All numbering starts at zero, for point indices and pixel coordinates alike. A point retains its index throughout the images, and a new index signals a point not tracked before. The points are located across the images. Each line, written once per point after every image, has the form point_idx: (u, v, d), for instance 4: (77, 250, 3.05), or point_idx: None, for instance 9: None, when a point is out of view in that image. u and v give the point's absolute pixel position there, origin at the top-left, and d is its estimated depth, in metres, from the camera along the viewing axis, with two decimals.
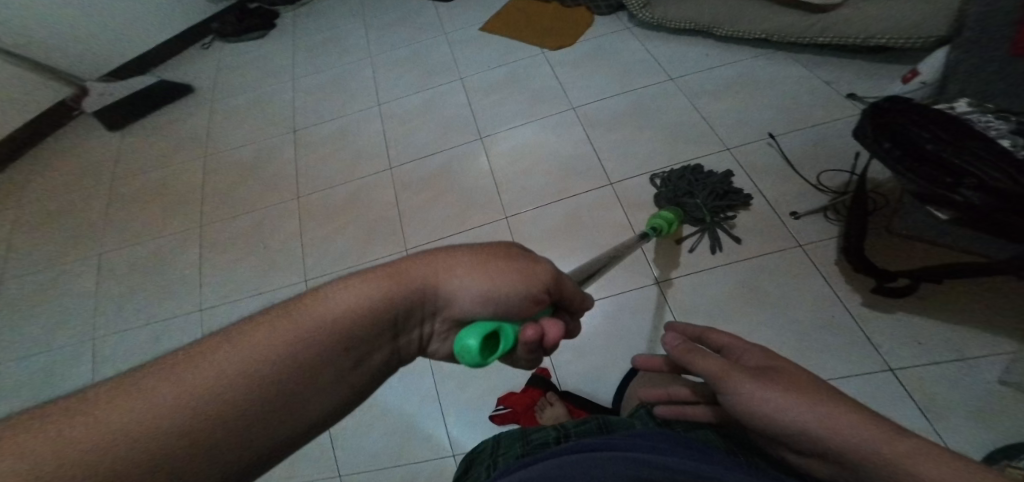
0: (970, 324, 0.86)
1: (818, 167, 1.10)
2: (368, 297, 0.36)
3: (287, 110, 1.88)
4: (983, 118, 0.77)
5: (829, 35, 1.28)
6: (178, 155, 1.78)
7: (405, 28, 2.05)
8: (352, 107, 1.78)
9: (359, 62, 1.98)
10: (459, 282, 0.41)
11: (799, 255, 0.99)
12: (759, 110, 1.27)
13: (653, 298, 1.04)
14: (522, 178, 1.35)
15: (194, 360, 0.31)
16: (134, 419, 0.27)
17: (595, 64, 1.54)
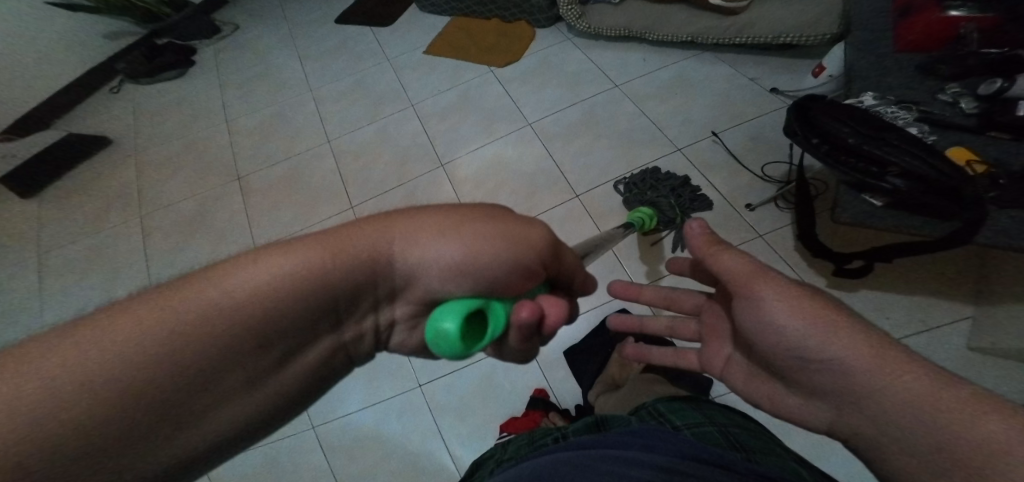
0: (930, 294, 0.94)
1: (762, 162, 1.19)
2: (304, 271, 0.33)
3: (227, 153, 1.77)
4: (888, 110, 0.89)
5: (744, 35, 1.37)
6: (112, 215, 1.67)
7: (344, 58, 2.01)
8: (301, 145, 1.71)
9: (300, 97, 1.91)
10: (424, 250, 0.37)
11: (759, 246, 1.08)
12: (702, 109, 1.34)
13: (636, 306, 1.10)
14: (489, 200, 1.35)
15: (105, 328, 0.29)
16: (27, 391, 0.26)
17: (543, 77, 1.55)
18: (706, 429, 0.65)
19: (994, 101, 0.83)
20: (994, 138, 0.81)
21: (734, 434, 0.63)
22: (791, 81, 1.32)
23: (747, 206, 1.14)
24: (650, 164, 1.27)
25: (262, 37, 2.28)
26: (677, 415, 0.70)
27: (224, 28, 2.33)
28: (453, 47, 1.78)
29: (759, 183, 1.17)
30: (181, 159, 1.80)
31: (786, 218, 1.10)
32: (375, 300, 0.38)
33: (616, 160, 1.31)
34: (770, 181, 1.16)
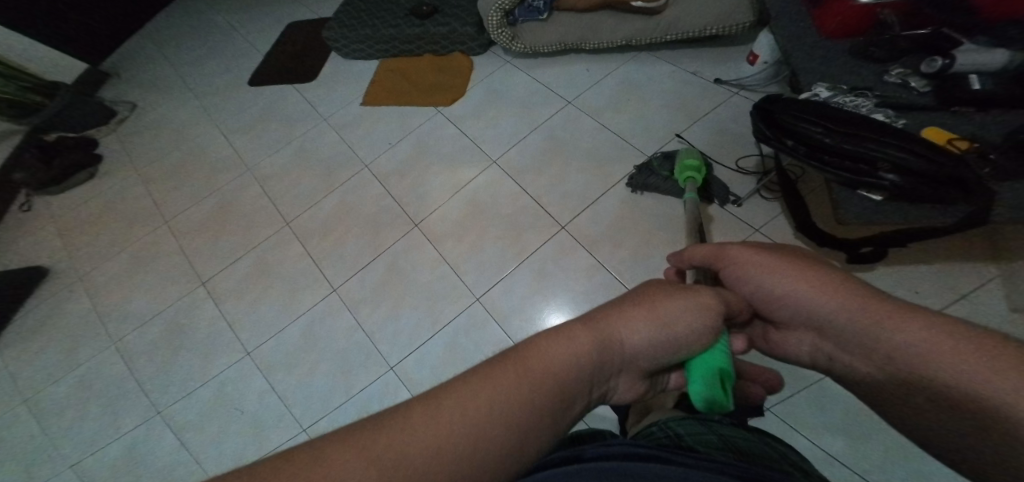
0: (961, 259, 0.90)
1: (730, 156, 1.23)
2: (580, 352, 0.40)
3: (177, 258, 1.63)
4: (847, 99, 0.97)
5: (675, 32, 1.40)
6: (72, 351, 1.49)
7: (276, 127, 1.90)
8: (259, 232, 1.60)
9: (239, 178, 1.78)
10: (644, 329, 0.43)
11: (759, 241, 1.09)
12: (659, 111, 1.36)
13: None
14: (476, 252, 1.34)
15: (445, 395, 0.35)
16: (407, 444, 0.32)
17: (495, 107, 1.52)
18: (706, 438, 0.59)
19: (941, 76, 0.94)
20: (957, 113, 0.90)
21: (733, 439, 0.59)
22: (731, 70, 1.38)
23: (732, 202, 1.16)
24: (625, 179, 1.28)
25: (173, 117, 2.10)
26: (683, 428, 0.62)
27: (120, 107, 2.14)
28: (391, 92, 1.71)
29: (734, 177, 1.20)
30: (127, 274, 1.63)
31: (771, 208, 1.13)
32: (612, 377, 0.43)
33: (592, 182, 1.31)
34: (744, 173, 1.20)
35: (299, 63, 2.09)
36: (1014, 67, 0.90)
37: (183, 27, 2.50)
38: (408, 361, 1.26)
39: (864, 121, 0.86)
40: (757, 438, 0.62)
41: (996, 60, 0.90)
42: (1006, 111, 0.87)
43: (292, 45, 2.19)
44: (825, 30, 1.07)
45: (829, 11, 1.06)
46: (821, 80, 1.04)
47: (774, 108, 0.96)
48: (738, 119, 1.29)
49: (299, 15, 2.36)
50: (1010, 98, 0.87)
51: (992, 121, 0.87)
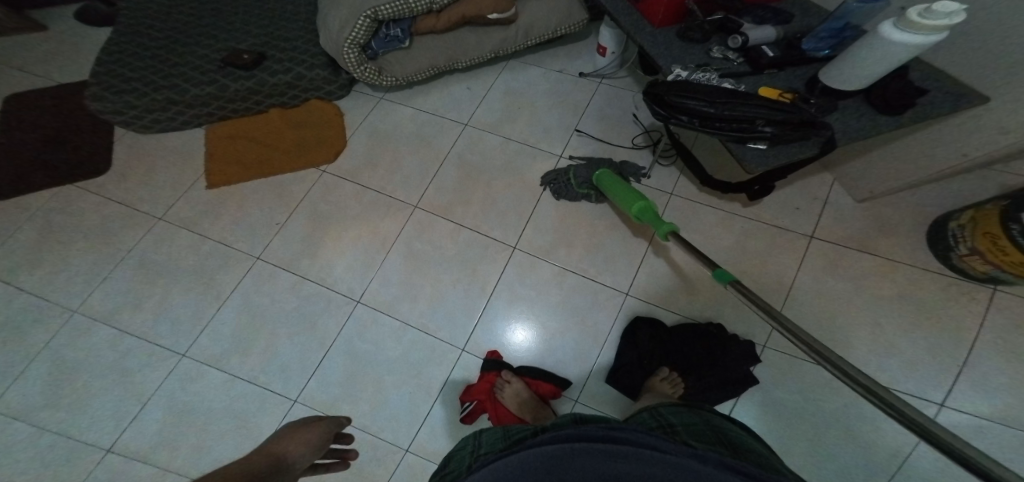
0: (807, 176, 1.32)
1: (624, 138, 1.43)
2: (252, 463, 0.78)
3: (15, 462, 1.13)
4: (698, 76, 1.08)
5: (533, 37, 1.50)
6: None
7: (78, 244, 1.40)
8: (140, 382, 1.23)
9: (53, 329, 1.28)
10: (292, 447, 0.85)
11: (678, 203, 1.32)
12: (550, 112, 1.49)
13: (637, 303, 1.25)
14: (438, 304, 1.30)
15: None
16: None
17: (389, 150, 1.47)
18: (699, 427, 0.80)
19: (745, 50, 1.12)
20: (770, 74, 1.08)
21: (724, 433, 0.78)
22: (587, 63, 1.57)
23: (643, 177, 1.36)
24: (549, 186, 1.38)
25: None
26: (676, 417, 0.85)
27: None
28: (247, 165, 1.47)
29: (635, 155, 1.40)
30: None
31: (670, 173, 1.37)
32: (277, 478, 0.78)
33: (521, 196, 1.38)
34: (641, 148, 1.41)
35: (60, 154, 1.53)
36: (781, 40, 1.14)
37: None
38: (422, 436, 1.18)
39: (729, 91, 0.99)
40: (749, 438, 0.81)
41: (771, 34, 1.13)
42: (797, 68, 1.08)
43: (27, 127, 1.58)
44: (653, 22, 1.22)
45: (652, 3, 1.20)
46: (670, 64, 1.14)
47: (660, 91, 1.05)
48: (612, 104, 1.49)
49: (15, 85, 1.70)
50: (795, 61, 1.08)
51: (795, 76, 1.07)
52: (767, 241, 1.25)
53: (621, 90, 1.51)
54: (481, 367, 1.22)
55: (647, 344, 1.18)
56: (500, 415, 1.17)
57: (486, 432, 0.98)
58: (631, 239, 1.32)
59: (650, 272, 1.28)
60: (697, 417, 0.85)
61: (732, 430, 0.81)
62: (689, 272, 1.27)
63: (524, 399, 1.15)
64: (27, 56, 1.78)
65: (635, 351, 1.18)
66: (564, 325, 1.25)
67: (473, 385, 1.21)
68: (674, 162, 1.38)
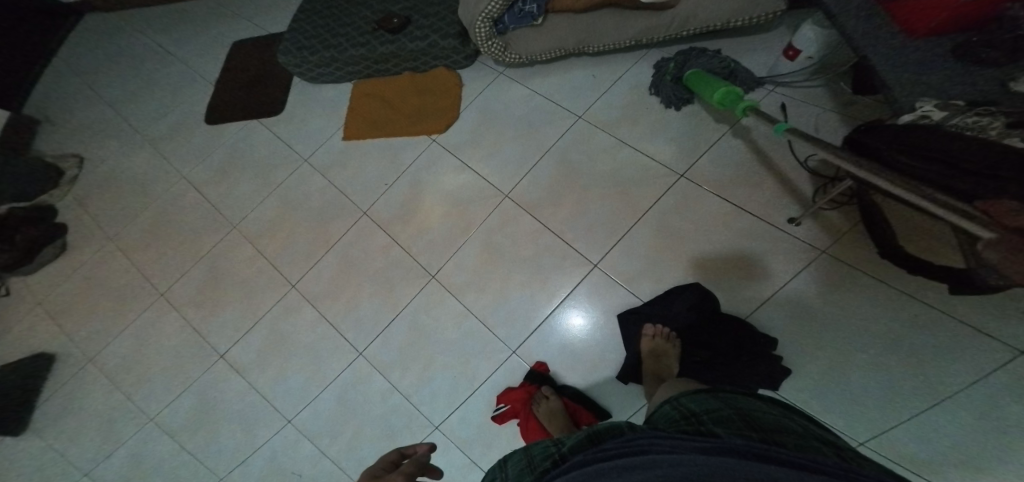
0: None
1: (770, 167, 1.20)
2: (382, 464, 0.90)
3: (189, 329, 1.59)
4: (953, 126, 0.83)
5: (689, 26, 1.29)
6: (117, 435, 1.54)
7: (247, 172, 1.74)
8: (262, 300, 1.52)
9: (226, 238, 1.66)
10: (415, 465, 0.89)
11: (827, 263, 1.08)
12: (684, 119, 1.30)
13: (726, 354, 1.07)
14: (501, 302, 1.27)
15: None
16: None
17: (492, 133, 1.45)
18: (724, 413, 0.79)
19: None
20: None
21: (750, 416, 0.76)
22: (760, 63, 1.31)
23: (789, 221, 1.13)
24: (655, 205, 1.24)
25: (130, 168, 1.98)
26: (698, 405, 0.85)
27: (65, 163, 2.04)
28: (371, 124, 1.59)
29: (778, 195, 1.17)
30: (130, 355, 1.63)
31: (833, 224, 1.10)
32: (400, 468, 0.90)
33: (618, 210, 1.27)
34: (778, 179, 1.18)
35: (255, 95, 1.89)
36: None
37: (114, 64, 2.26)
38: (452, 420, 1.22)
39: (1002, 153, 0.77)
40: (783, 415, 0.78)
41: None
42: None
43: (239, 71, 1.99)
44: (915, 31, 0.94)
45: (917, 10, 0.93)
46: (921, 98, 0.89)
47: (876, 143, 0.88)
48: (777, 121, 1.23)
49: (241, 34, 2.12)
50: None
51: None
52: (912, 331, 0.99)
53: (797, 103, 1.23)
54: (524, 377, 1.19)
55: (678, 312, 1.11)
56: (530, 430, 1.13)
57: (510, 459, 0.93)
58: (745, 284, 1.13)
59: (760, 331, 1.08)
60: (719, 402, 0.83)
61: (759, 412, 0.78)
62: (802, 349, 1.05)
63: (558, 419, 1.10)
64: (254, 8, 2.18)
65: (664, 309, 1.13)
66: (623, 360, 1.15)
67: (514, 388, 1.18)
68: (841, 210, 1.11)
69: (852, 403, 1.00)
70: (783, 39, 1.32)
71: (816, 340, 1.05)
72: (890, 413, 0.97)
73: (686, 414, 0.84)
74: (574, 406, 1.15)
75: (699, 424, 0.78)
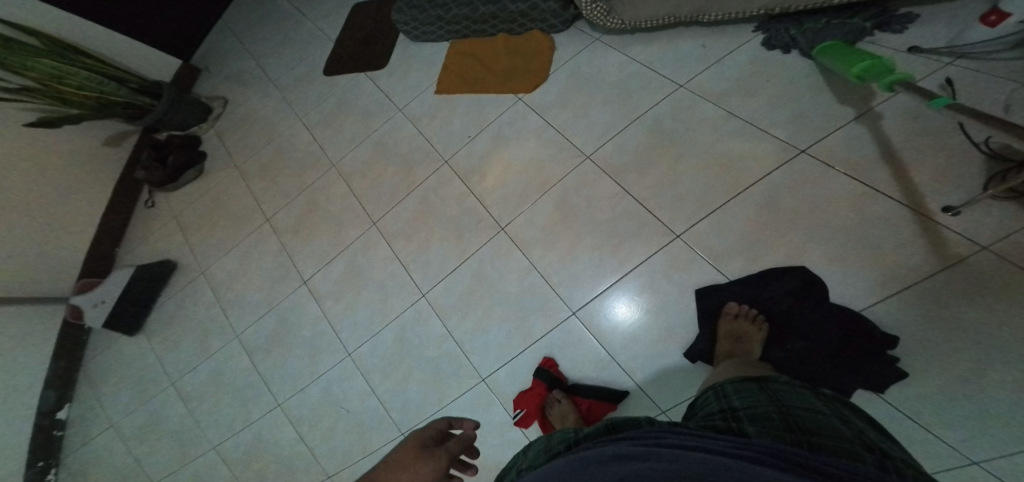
0: None
1: (914, 146, 1.02)
2: (424, 432, 0.77)
3: (281, 256, 1.77)
4: None
5: None
6: (211, 337, 1.76)
7: (351, 119, 1.89)
8: (347, 235, 1.64)
9: (324, 177, 1.82)
10: (457, 445, 0.74)
11: (982, 265, 0.89)
12: (810, 94, 1.16)
13: (829, 350, 0.96)
14: (569, 263, 1.24)
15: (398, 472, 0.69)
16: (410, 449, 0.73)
17: (582, 94, 1.41)
18: (763, 410, 0.73)
19: None
20: None
21: (794, 418, 0.69)
22: (924, 36, 1.14)
23: (945, 210, 0.94)
24: (759, 183, 1.12)
25: (258, 110, 2.24)
26: (739, 400, 0.79)
27: (213, 103, 2.35)
28: (465, 81, 1.63)
29: (918, 180, 0.99)
30: (238, 270, 1.85)
31: (1007, 215, 0.90)
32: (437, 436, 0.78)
33: (713, 183, 1.17)
34: (917, 165, 1.00)
35: (368, 50, 2.02)
36: None
37: (259, 20, 2.56)
38: (500, 374, 1.22)
39: None
40: (832, 419, 0.70)
41: None
42: None
43: (358, 30, 2.14)
44: None
45: None
46: None
47: None
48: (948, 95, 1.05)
49: None
50: None
51: None
52: None
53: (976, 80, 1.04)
54: (534, 375, 1.16)
55: (780, 293, 1.03)
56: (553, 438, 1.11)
57: (533, 444, 0.95)
58: (857, 282, 0.98)
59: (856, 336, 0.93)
60: (763, 398, 0.77)
61: (805, 415, 0.70)
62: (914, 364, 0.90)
63: (570, 424, 1.08)
64: None
65: (761, 291, 1.05)
66: (694, 339, 1.06)
67: (525, 392, 1.15)
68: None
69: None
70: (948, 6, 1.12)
71: (938, 351, 0.89)
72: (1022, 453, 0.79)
73: (724, 408, 0.78)
74: (593, 411, 1.11)
75: (733, 421, 0.72)
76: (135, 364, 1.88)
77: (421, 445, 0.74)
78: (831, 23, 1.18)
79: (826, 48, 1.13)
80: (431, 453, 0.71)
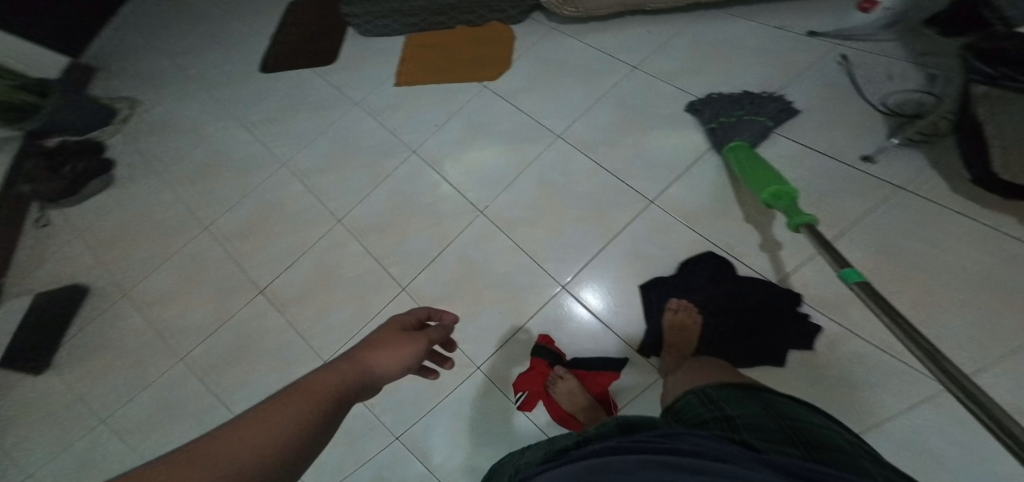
0: None
1: (841, 108, 1.21)
2: (404, 317, 0.73)
3: (226, 265, 1.61)
4: None
5: None
6: (144, 365, 1.51)
7: (299, 115, 1.79)
8: (311, 234, 1.54)
9: (272, 176, 1.70)
10: (436, 332, 0.73)
11: (908, 200, 1.06)
12: (748, 71, 1.33)
13: (792, 300, 1.04)
14: (556, 237, 1.27)
15: (386, 349, 0.65)
16: (393, 331, 0.69)
17: (549, 79, 1.47)
18: (759, 420, 0.67)
19: None
20: None
21: (797, 431, 0.64)
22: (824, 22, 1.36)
23: (865, 159, 1.13)
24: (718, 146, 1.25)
25: (181, 113, 2.03)
26: (733, 408, 0.73)
27: (119, 105, 2.10)
28: (425, 72, 1.63)
29: (849, 134, 1.17)
30: (175, 286, 1.62)
31: (913, 160, 1.09)
32: (419, 322, 0.76)
33: (680, 150, 1.27)
34: (848, 127, 1.18)
35: (311, 47, 1.95)
36: None
37: (175, 21, 2.35)
38: (496, 362, 1.21)
39: None
40: (831, 432, 0.66)
41: None
42: None
43: (297, 28, 2.06)
44: None
45: None
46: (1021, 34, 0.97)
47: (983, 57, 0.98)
48: (845, 69, 1.26)
49: None
50: None
51: None
52: (1001, 267, 0.93)
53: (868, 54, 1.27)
54: (533, 354, 1.16)
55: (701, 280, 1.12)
56: (561, 415, 1.11)
57: (532, 447, 0.95)
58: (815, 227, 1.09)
59: (820, 270, 1.05)
60: (756, 406, 0.72)
61: (806, 426, 0.65)
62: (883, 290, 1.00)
63: (577, 398, 1.08)
64: None
65: (692, 284, 1.13)
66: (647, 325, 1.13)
67: (525, 374, 1.16)
68: (924, 146, 1.09)
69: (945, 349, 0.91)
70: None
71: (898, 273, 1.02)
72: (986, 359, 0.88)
73: (716, 416, 0.72)
74: (600, 384, 1.12)
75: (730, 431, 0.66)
76: (29, 415, 1.50)
77: (402, 326, 0.71)
78: (743, 118, 1.22)
79: (738, 149, 1.16)
80: (416, 337, 0.69)
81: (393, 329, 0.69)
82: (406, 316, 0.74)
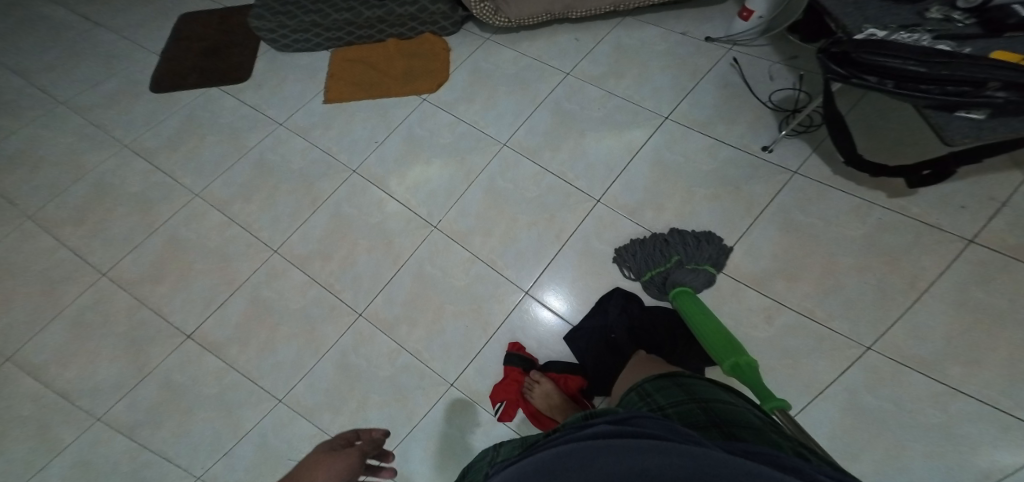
0: (974, 172, 1.16)
1: (747, 103, 1.37)
2: (335, 439, 0.84)
3: (133, 311, 1.39)
4: (893, 59, 0.87)
5: None
6: (28, 448, 1.23)
7: (209, 137, 1.63)
8: (244, 266, 1.41)
9: (183, 206, 1.53)
10: (366, 446, 0.84)
11: (805, 183, 1.23)
12: (666, 73, 1.45)
13: (727, 279, 1.17)
14: (511, 244, 1.30)
15: (320, 463, 0.75)
16: (325, 450, 0.80)
17: (485, 89, 1.50)
18: (687, 407, 0.76)
19: (980, 11, 0.95)
20: (1010, 39, 0.90)
21: (714, 411, 0.73)
22: (716, 27, 1.51)
23: (764, 149, 1.29)
24: (647, 143, 1.35)
25: (44, 137, 1.69)
26: (665, 398, 0.82)
27: None
28: (355, 87, 1.57)
29: (755, 127, 1.33)
30: (69, 347, 1.35)
31: (800, 148, 1.27)
32: (351, 437, 0.88)
33: (617, 151, 1.36)
34: (755, 120, 1.34)
35: (216, 61, 1.78)
36: None
37: (22, 32, 1.98)
38: (468, 374, 1.20)
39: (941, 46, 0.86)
40: (740, 406, 0.77)
41: None
42: None
43: (194, 40, 1.87)
44: None
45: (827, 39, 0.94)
46: (864, 24, 0.98)
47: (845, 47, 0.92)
48: (737, 71, 1.42)
49: (192, 6, 2.01)
50: None
51: None
52: (883, 233, 1.14)
53: (752, 57, 1.44)
54: (504, 363, 1.17)
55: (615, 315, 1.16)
56: (538, 419, 1.13)
57: (506, 443, 0.94)
58: (741, 212, 1.23)
59: (748, 250, 1.19)
60: (685, 393, 0.81)
61: (718, 402, 0.76)
62: (804, 262, 1.15)
63: (554, 402, 1.10)
64: None
65: (602, 320, 1.17)
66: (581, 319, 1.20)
67: (499, 384, 1.16)
68: (804, 136, 1.29)
69: (855, 303, 1.09)
70: (735, 7, 1.54)
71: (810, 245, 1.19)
72: (883, 307, 1.07)
73: (652, 409, 0.82)
74: (572, 386, 1.14)
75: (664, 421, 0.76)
76: None
77: (331, 446, 0.82)
78: (683, 265, 1.14)
79: (686, 299, 1.09)
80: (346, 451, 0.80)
81: (323, 449, 0.81)
82: (339, 439, 0.85)
